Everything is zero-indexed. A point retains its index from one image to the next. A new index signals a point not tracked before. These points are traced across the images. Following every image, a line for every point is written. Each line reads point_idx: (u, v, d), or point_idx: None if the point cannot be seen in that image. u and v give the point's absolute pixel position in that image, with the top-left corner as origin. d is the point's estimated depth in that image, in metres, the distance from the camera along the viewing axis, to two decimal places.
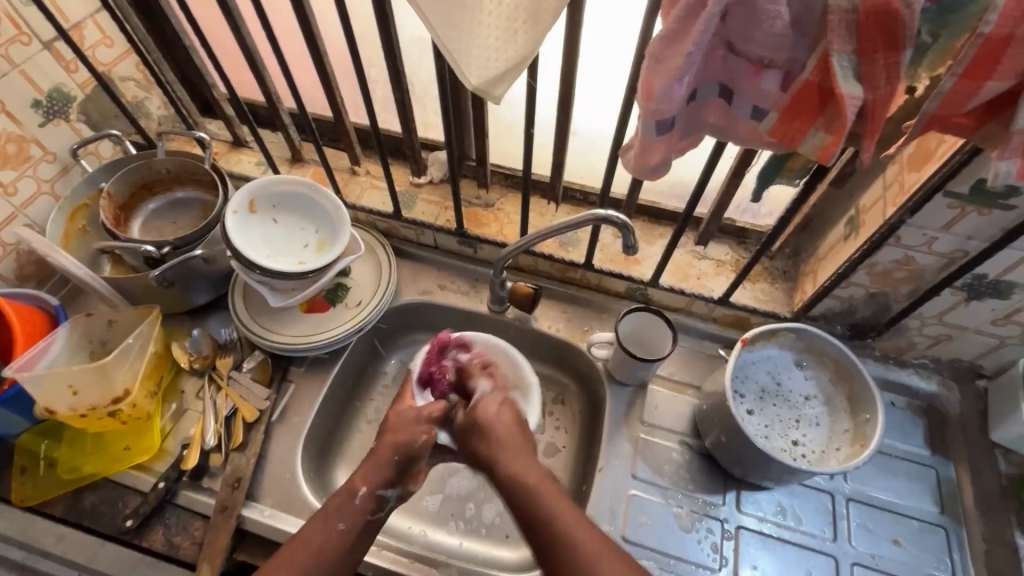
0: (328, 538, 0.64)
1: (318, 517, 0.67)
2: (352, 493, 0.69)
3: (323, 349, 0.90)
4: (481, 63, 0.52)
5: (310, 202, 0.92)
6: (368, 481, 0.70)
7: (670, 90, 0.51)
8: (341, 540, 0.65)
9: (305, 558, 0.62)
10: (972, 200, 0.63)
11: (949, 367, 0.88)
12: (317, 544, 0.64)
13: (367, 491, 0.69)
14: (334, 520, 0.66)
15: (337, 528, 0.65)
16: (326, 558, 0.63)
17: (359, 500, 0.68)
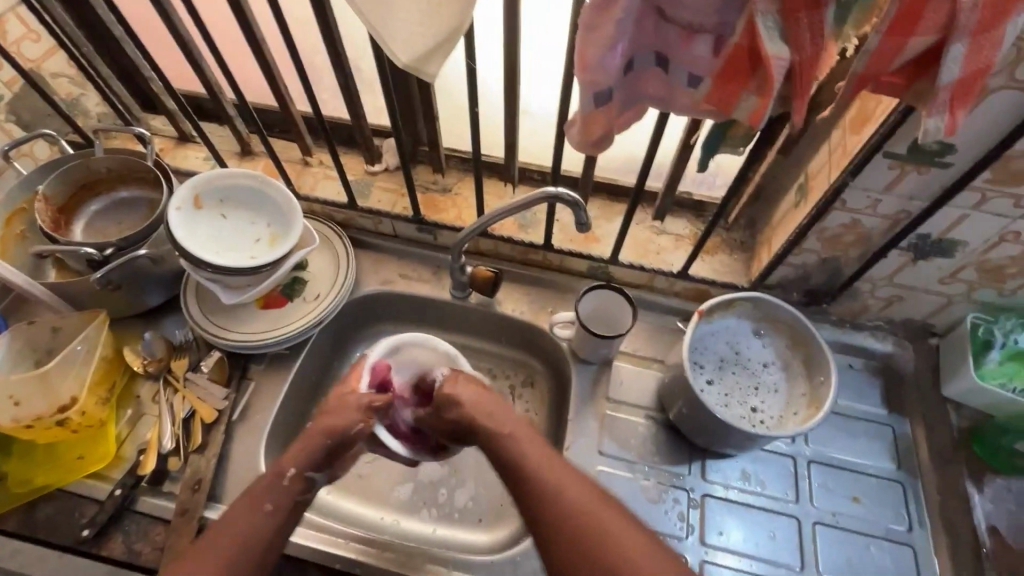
0: (256, 523, 0.64)
1: (244, 500, 0.66)
2: (280, 473, 0.68)
3: (283, 344, 0.88)
4: (408, 40, 0.51)
5: (260, 194, 0.89)
6: (296, 462, 0.69)
7: (605, 60, 0.51)
8: (270, 521, 0.65)
9: (231, 542, 0.62)
10: (911, 159, 0.64)
11: (903, 328, 0.90)
12: (244, 527, 0.64)
13: (295, 472, 0.68)
14: (259, 500, 0.66)
15: (264, 511, 0.65)
16: (255, 541, 0.63)
17: (287, 481, 0.68)
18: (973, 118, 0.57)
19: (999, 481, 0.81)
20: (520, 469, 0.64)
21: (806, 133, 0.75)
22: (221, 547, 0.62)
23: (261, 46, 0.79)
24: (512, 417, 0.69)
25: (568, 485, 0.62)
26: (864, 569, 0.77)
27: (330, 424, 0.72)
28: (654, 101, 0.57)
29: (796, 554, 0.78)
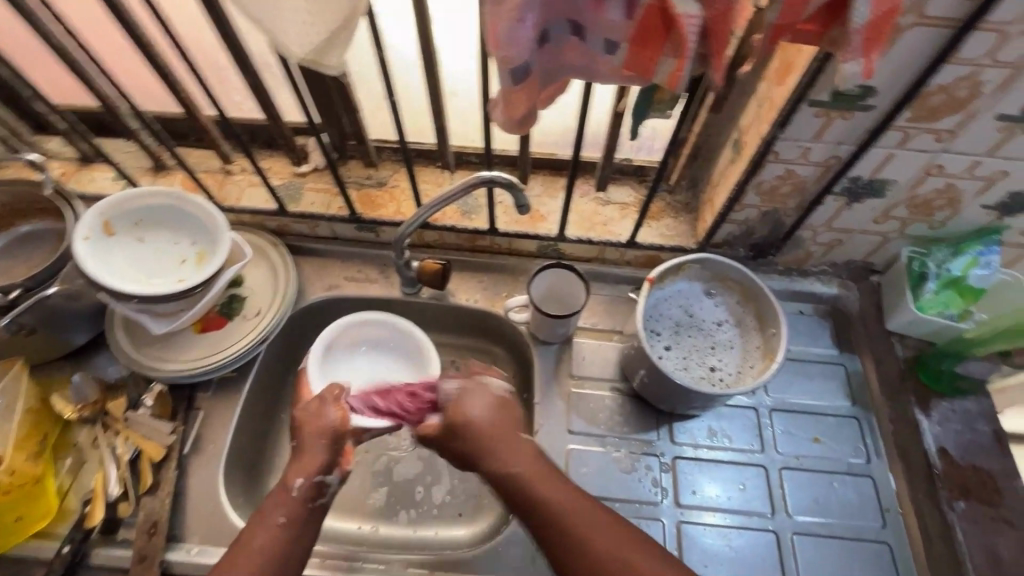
0: (271, 538, 0.63)
1: (256, 516, 0.65)
2: (288, 488, 0.66)
3: (229, 367, 0.84)
4: (299, 30, 0.46)
5: (178, 212, 0.83)
6: (303, 472, 0.67)
7: (516, 34, 0.49)
8: (281, 534, 0.64)
9: (251, 560, 0.61)
10: (835, 106, 0.64)
11: (846, 269, 0.92)
12: (258, 546, 0.62)
13: (303, 481, 0.66)
14: (272, 516, 0.65)
15: (276, 524, 0.64)
16: (266, 551, 0.62)
17: (295, 491, 0.66)
18: (889, 59, 0.58)
19: (944, 404, 0.83)
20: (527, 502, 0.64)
21: (734, 88, 0.74)
22: (239, 563, 0.61)
23: (152, 51, 0.72)
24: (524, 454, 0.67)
25: (580, 534, 0.61)
26: (830, 506, 0.80)
27: (316, 427, 0.70)
28: (577, 72, 0.55)
29: (767, 501, 0.80)
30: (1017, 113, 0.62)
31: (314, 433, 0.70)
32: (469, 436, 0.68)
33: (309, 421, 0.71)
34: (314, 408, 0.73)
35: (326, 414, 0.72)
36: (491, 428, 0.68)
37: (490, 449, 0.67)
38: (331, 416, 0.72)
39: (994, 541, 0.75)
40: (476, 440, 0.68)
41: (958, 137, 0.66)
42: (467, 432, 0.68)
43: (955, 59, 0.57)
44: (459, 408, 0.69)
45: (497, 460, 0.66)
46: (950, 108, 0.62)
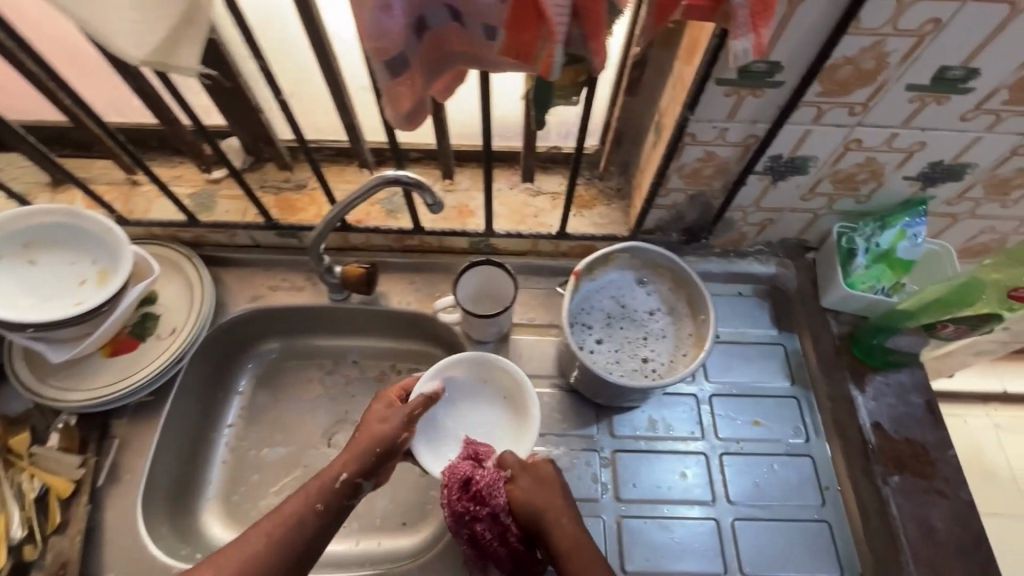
0: (304, 518, 0.67)
1: (300, 492, 0.69)
2: (333, 477, 0.70)
3: (143, 391, 0.79)
4: (132, 29, 0.41)
5: (76, 230, 0.78)
6: (349, 469, 0.70)
7: (382, 22, 0.45)
8: (314, 520, 0.67)
9: (282, 528, 0.65)
10: (744, 83, 0.61)
11: (781, 248, 0.90)
12: (293, 519, 0.66)
13: (346, 478, 0.70)
14: (312, 498, 0.68)
15: (313, 510, 0.67)
16: (294, 528, 0.66)
17: (338, 485, 0.69)
18: (788, 32, 0.55)
19: (879, 379, 0.83)
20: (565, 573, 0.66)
21: (649, 68, 0.71)
22: (273, 530, 0.65)
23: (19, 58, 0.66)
24: (569, 536, 0.68)
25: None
26: (771, 489, 0.79)
27: (376, 434, 0.73)
28: (464, 59, 0.51)
29: (707, 488, 0.79)
30: (926, 82, 0.60)
31: (369, 437, 0.73)
32: (539, 500, 0.71)
33: (370, 424, 0.74)
34: (380, 414, 0.76)
35: (388, 425, 0.74)
36: (541, 509, 0.71)
37: (553, 513, 0.70)
38: (392, 425, 0.74)
39: (927, 512, 0.75)
40: (547, 503, 0.71)
41: (872, 111, 0.64)
42: (541, 497, 0.71)
43: (856, 29, 0.55)
44: (532, 470, 0.73)
45: (559, 522, 0.70)
46: (860, 80, 0.60)
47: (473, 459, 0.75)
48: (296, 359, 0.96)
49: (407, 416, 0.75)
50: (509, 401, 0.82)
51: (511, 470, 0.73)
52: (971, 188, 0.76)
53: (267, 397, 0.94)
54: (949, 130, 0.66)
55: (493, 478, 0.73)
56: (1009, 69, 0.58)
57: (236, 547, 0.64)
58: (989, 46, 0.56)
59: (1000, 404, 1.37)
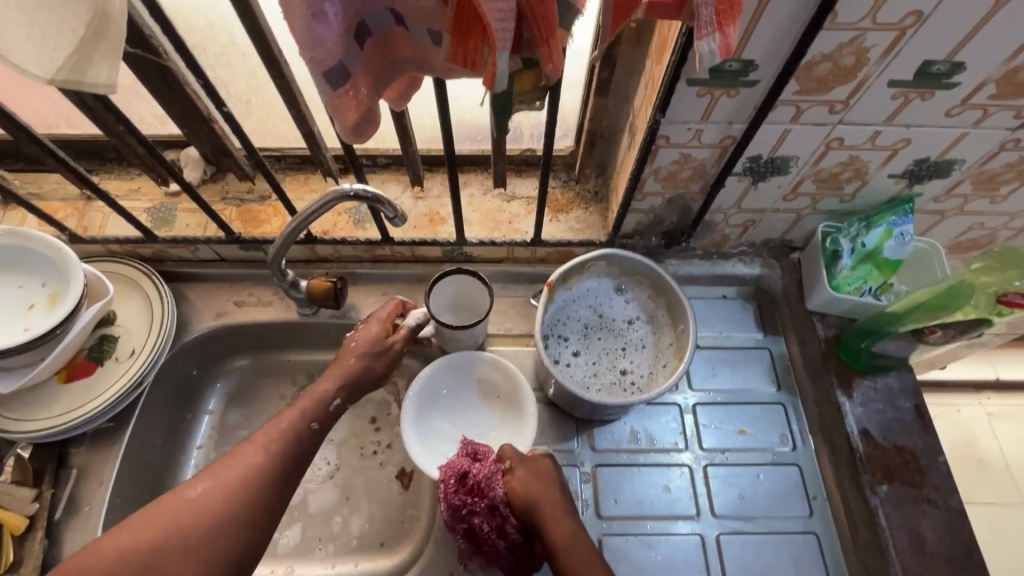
0: (301, 436, 0.65)
1: (290, 410, 0.66)
2: (327, 400, 0.69)
3: (104, 416, 0.76)
4: (33, 45, 0.38)
5: (23, 250, 0.74)
6: (342, 395, 0.70)
7: (315, 31, 0.41)
8: (307, 439, 0.65)
9: (279, 443, 0.63)
10: (716, 83, 0.58)
11: (766, 248, 0.87)
12: (289, 436, 0.64)
13: (339, 404, 0.70)
14: (307, 417, 0.66)
15: (309, 428, 0.66)
16: (293, 443, 0.64)
17: (331, 408, 0.69)
18: (760, 29, 0.52)
19: (867, 384, 0.80)
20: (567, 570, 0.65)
21: (619, 66, 0.68)
22: (272, 445, 0.62)
23: None
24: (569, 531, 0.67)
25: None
26: (756, 500, 0.77)
27: (367, 365, 0.72)
28: (413, 66, 0.48)
29: (691, 502, 0.77)
30: (909, 77, 0.57)
31: (359, 363, 0.72)
32: (537, 494, 0.69)
33: (363, 346, 0.72)
34: (373, 334, 0.73)
35: (378, 354, 0.73)
36: (542, 504, 0.69)
37: (548, 506, 0.69)
38: (382, 355, 0.73)
39: (916, 523, 0.73)
40: (543, 495, 0.69)
41: (853, 108, 0.61)
42: (537, 489, 0.70)
43: (833, 24, 0.51)
44: (531, 465, 0.72)
45: (558, 518, 0.68)
46: (839, 77, 0.57)
47: (470, 452, 0.74)
48: (266, 375, 0.93)
49: (395, 344, 0.74)
50: (503, 398, 0.82)
51: (507, 465, 0.72)
52: (959, 184, 0.73)
53: (238, 416, 0.90)
54: (934, 127, 0.63)
55: (490, 472, 0.72)
56: (997, 61, 0.55)
57: (232, 460, 0.60)
58: (974, 37, 0.52)
59: (993, 394, 1.34)
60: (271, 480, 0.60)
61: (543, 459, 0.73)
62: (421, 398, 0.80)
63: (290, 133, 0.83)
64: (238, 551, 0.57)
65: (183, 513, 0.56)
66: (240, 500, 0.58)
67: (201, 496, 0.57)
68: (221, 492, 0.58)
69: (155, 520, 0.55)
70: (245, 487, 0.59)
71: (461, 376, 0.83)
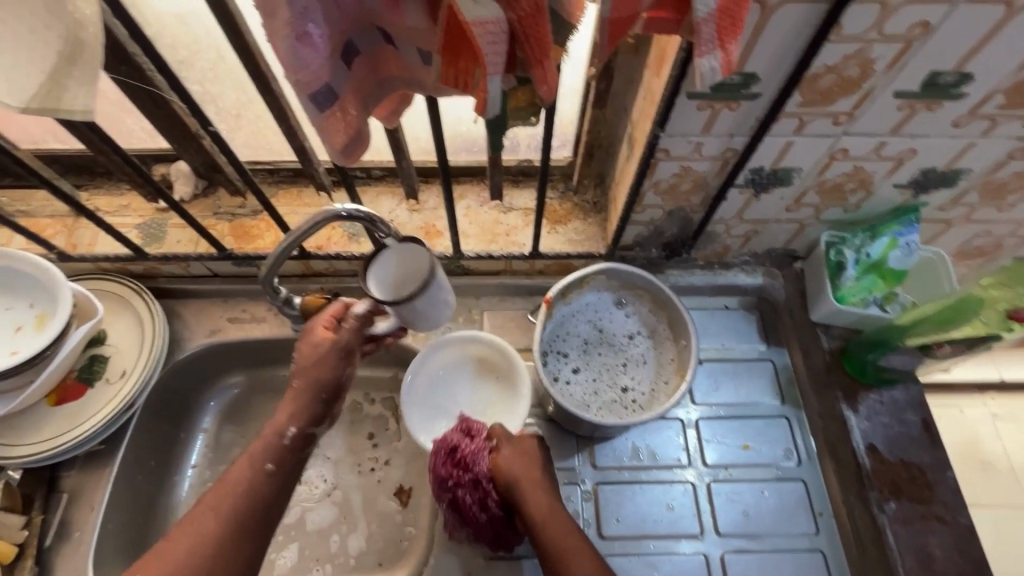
0: (256, 483, 0.59)
1: (242, 458, 0.60)
2: (280, 433, 0.61)
3: (95, 438, 0.75)
4: (4, 75, 0.37)
5: (10, 271, 0.72)
6: (297, 421, 0.62)
7: (300, 54, 0.39)
8: (268, 482, 0.59)
9: (230, 500, 0.57)
10: (717, 96, 0.56)
11: (768, 257, 0.86)
12: (242, 487, 0.58)
13: (296, 431, 0.61)
14: (259, 459, 0.60)
15: (265, 471, 0.59)
16: (247, 495, 0.58)
17: (288, 440, 0.61)
18: (763, 43, 0.50)
19: (872, 397, 0.79)
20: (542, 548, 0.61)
21: (617, 77, 0.66)
22: (222, 502, 0.57)
23: None
24: (547, 507, 0.63)
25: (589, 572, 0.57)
26: (761, 518, 0.75)
27: (316, 379, 0.62)
28: (403, 83, 0.46)
29: (695, 520, 0.75)
30: (915, 88, 0.55)
31: (307, 382, 0.63)
32: (518, 470, 0.66)
33: (305, 361, 0.63)
34: (313, 344, 0.63)
35: (327, 367, 0.62)
36: (521, 479, 0.65)
37: (529, 484, 0.65)
38: (330, 367, 0.62)
39: (924, 540, 0.71)
40: (525, 473, 0.66)
41: (857, 119, 0.59)
42: (520, 465, 0.66)
43: (838, 36, 0.50)
44: (516, 442, 0.69)
45: (538, 495, 0.64)
46: (844, 90, 0.55)
47: (462, 427, 0.73)
48: (260, 392, 0.91)
49: (345, 351, 0.64)
50: (497, 379, 0.81)
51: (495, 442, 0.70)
52: (966, 193, 0.71)
53: (232, 434, 0.89)
54: (941, 137, 0.61)
55: (478, 448, 0.71)
56: (1006, 71, 0.53)
57: (180, 529, 0.56)
58: (984, 47, 0.51)
59: (997, 394, 1.33)
60: (224, 544, 0.55)
61: (530, 437, 0.70)
62: (418, 376, 0.79)
63: (282, 147, 0.82)
64: None
65: None
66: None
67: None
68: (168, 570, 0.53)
69: None
70: (200, 558, 0.54)
71: (458, 356, 0.82)
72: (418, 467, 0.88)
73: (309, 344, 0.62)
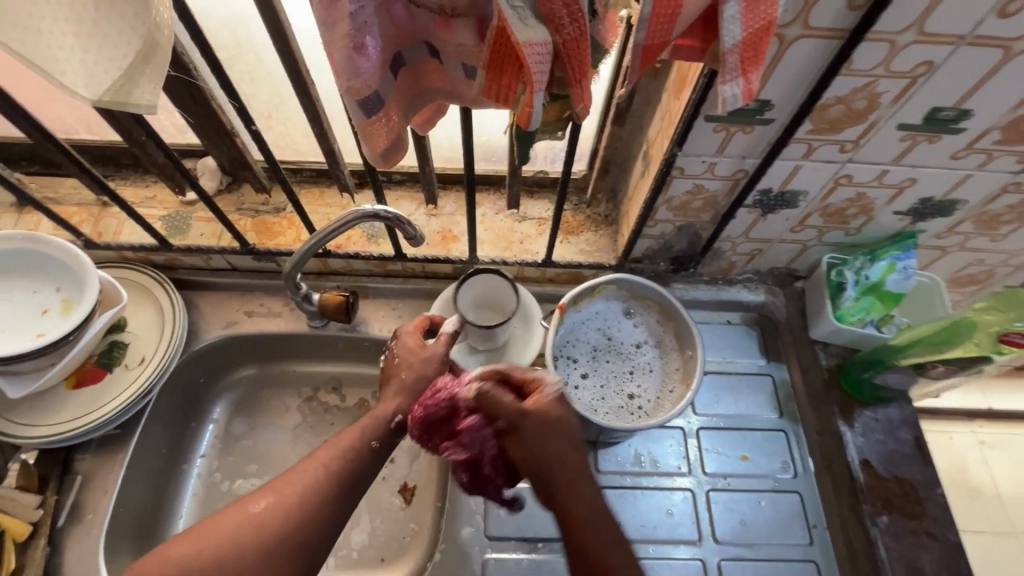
0: (363, 453, 0.61)
1: (352, 427, 0.63)
2: (387, 416, 0.64)
3: (112, 423, 0.76)
4: (85, 69, 0.39)
5: (41, 256, 0.74)
6: (402, 409, 0.65)
7: (355, 63, 0.42)
8: (372, 456, 0.62)
9: (342, 459, 0.60)
10: (734, 120, 0.60)
11: (770, 276, 0.89)
12: (351, 452, 0.61)
13: (401, 418, 0.65)
14: (367, 434, 0.62)
15: (371, 446, 0.62)
16: (353, 462, 0.60)
17: (394, 424, 0.64)
18: (779, 72, 0.54)
19: (867, 414, 0.82)
20: (576, 536, 0.56)
21: (637, 98, 0.70)
22: (335, 461, 0.60)
23: None
24: (581, 496, 0.58)
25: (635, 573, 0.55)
26: (758, 527, 0.78)
27: (417, 375, 0.67)
28: (442, 94, 0.49)
29: (693, 527, 0.77)
30: (917, 122, 0.59)
31: (411, 376, 0.67)
32: (542, 453, 0.58)
33: (408, 359, 0.69)
34: (412, 347, 0.69)
35: (428, 362, 0.68)
36: (546, 461, 0.58)
37: (563, 465, 0.59)
38: (434, 361, 0.68)
39: (915, 555, 0.74)
40: (549, 456, 0.58)
41: (862, 148, 0.63)
42: (547, 450, 0.58)
43: (848, 70, 0.53)
44: (538, 421, 0.59)
45: (571, 481, 0.58)
46: (851, 120, 0.59)
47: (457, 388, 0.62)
48: (270, 386, 0.93)
49: (445, 350, 0.70)
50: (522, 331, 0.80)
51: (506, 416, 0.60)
52: (960, 223, 0.75)
53: (243, 427, 0.90)
54: (939, 168, 0.65)
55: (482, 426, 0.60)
56: (1002, 111, 0.57)
57: (294, 473, 0.59)
58: (981, 89, 0.55)
59: (983, 421, 1.36)
60: (328, 495, 0.58)
61: (553, 411, 0.60)
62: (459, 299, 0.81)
63: (308, 148, 0.85)
64: (308, 558, 0.56)
65: (246, 527, 0.55)
66: (297, 516, 0.56)
67: (265, 510, 0.56)
68: (279, 507, 0.56)
69: (221, 521, 0.56)
70: (306, 504, 0.57)
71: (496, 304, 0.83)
72: (422, 465, 0.90)
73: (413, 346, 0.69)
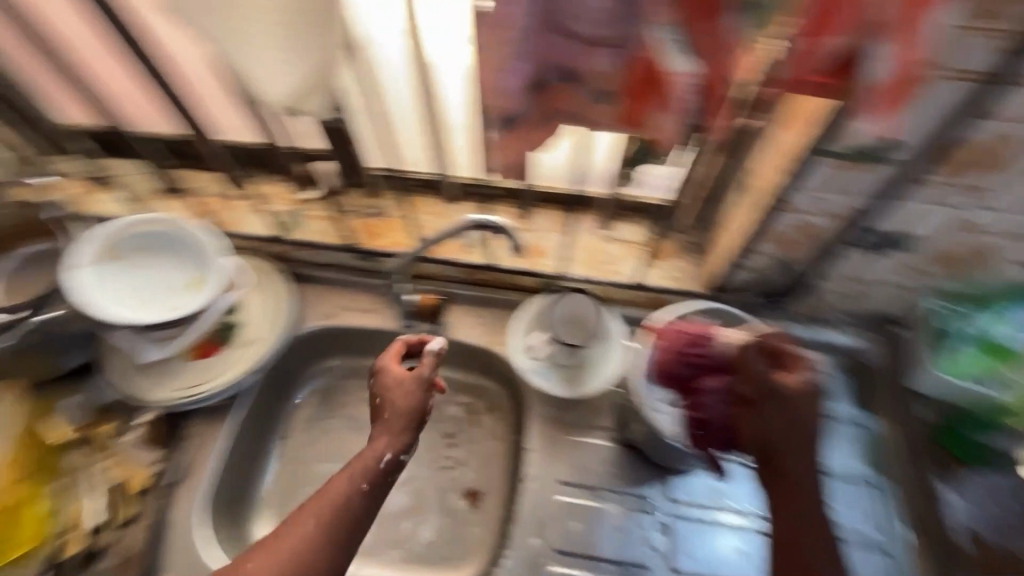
0: (351, 499, 0.61)
1: (340, 473, 0.63)
2: (376, 455, 0.64)
3: (218, 396, 0.84)
4: None
5: (178, 239, 0.82)
6: (392, 446, 0.65)
7: (506, 84, 0.45)
8: (362, 499, 0.62)
9: (330, 510, 0.60)
10: (854, 158, 0.60)
11: (867, 320, 0.85)
12: (339, 500, 0.61)
13: (391, 456, 0.65)
14: (356, 479, 0.62)
15: (360, 490, 0.62)
16: (342, 511, 0.60)
17: (382, 463, 0.64)
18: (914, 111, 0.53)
19: (974, 477, 0.77)
20: (785, 508, 0.58)
21: None
22: (324, 511, 0.60)
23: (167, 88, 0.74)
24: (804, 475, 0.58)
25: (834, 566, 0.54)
26: None
27: (399, 407, 0.68)
28: (565, 117, 0.50)
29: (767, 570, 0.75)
30: None
31: (393, 411, 0.67)
32: (778, 423, 0.59)
33: (391, 392, 0.68)
34: (396, 377, 0.69)
35: (407, 393, 0.68)
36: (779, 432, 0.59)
37: (798, 441, 0.58)
38: (410, 393, 0.69)
39: None
40: (783, 429, 0.59)
41: (990, 196, 0.61)
42: (779, 424, 0.59)
43: (988, 116, 0.53)
44: (783, 392, 0.60)
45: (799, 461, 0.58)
46: (982, 166, 0.58)
47: (715, 351, 0.69)
48: (356, 378, 0.98)
49: (425, 376, 0.70)
50: (603, 351, 0.82)
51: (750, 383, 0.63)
52: None
53: (328, 413, 0.96)
54: None
55: (722, 390, 0.67)
56: None
57: (286, 530, 0.59)
58: None
59: None
60: (326, 546, 0.58)
61: (799, 387, 0.60)
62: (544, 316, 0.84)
63: None
64: None
65: None
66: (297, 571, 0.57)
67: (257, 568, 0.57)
68: (276, 564, 0.57)
69: None
70: (305, 558, 0.57)
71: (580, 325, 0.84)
72: (490, 472, 0.92)
73: (393, 378, 0.69)
